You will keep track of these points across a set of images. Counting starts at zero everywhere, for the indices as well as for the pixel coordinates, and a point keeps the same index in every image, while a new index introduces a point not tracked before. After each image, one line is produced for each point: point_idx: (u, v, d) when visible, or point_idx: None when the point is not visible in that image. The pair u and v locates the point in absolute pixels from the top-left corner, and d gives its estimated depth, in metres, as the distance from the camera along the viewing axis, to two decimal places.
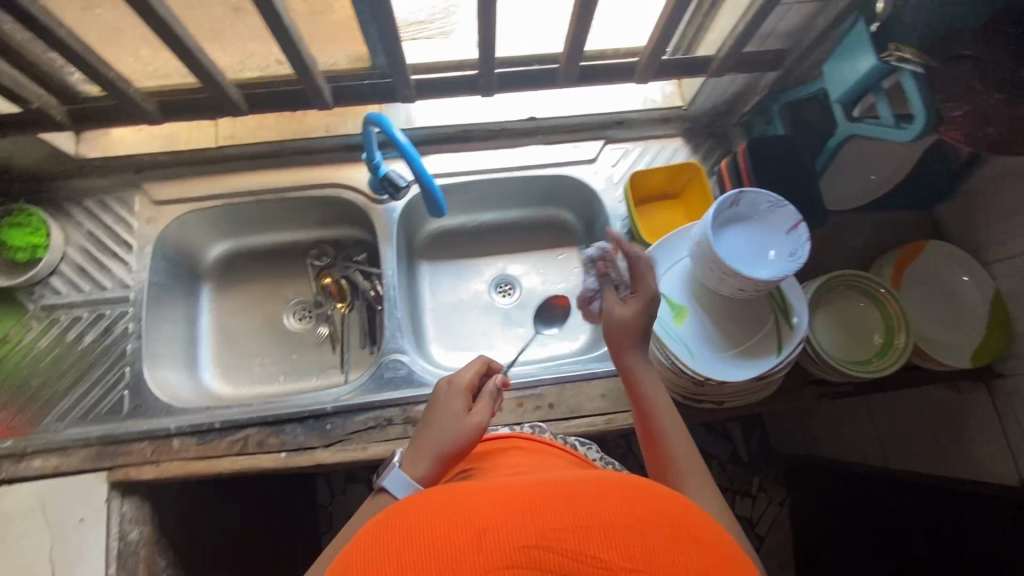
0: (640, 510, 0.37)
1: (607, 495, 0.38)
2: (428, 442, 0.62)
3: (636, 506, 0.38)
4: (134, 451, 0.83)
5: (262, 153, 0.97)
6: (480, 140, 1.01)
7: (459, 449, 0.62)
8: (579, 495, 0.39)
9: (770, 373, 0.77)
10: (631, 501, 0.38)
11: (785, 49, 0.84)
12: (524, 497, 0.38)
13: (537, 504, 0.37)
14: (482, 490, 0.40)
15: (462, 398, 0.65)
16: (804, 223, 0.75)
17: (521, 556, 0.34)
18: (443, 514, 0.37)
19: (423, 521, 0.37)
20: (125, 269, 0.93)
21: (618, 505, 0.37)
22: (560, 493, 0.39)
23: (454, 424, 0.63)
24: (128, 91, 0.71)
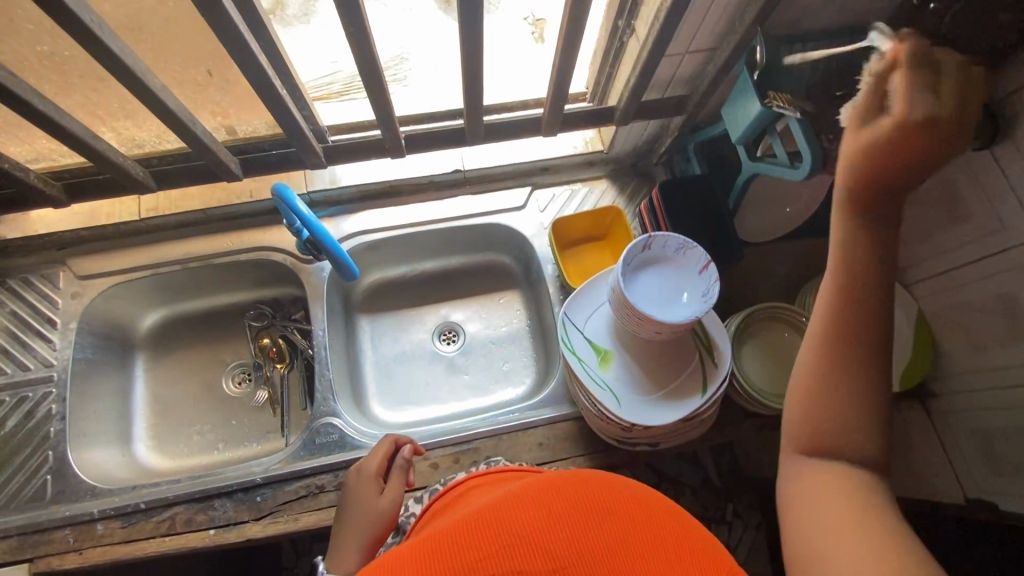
0: (570, 499, 0.39)
1: (529, 500, 0.39)
2: (350, 534, 0.68)
3: (557, 502, 0.39)
4: (56, 539, 0.80)
5: (189, 221, 0.96)
6: (409, 194, 1.02)
7: (379, 532, 0.67)
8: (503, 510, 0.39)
9: (697, 413, 0.77)
10: (553, 499, 0.39)
11: (688, 94, 0.87)
12: (461, 527, 0.38)
13: (472, 532, 0.38)
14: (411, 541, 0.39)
15: (373, 485, 0.72)
16: (713, 264, 0.76)
17: None
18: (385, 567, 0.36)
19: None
20: (49, 347, 0.91)
21: (540, 506, 0.38)
22: (495, 511, 0.39)
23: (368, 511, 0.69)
24: (30, 177, 0.71)
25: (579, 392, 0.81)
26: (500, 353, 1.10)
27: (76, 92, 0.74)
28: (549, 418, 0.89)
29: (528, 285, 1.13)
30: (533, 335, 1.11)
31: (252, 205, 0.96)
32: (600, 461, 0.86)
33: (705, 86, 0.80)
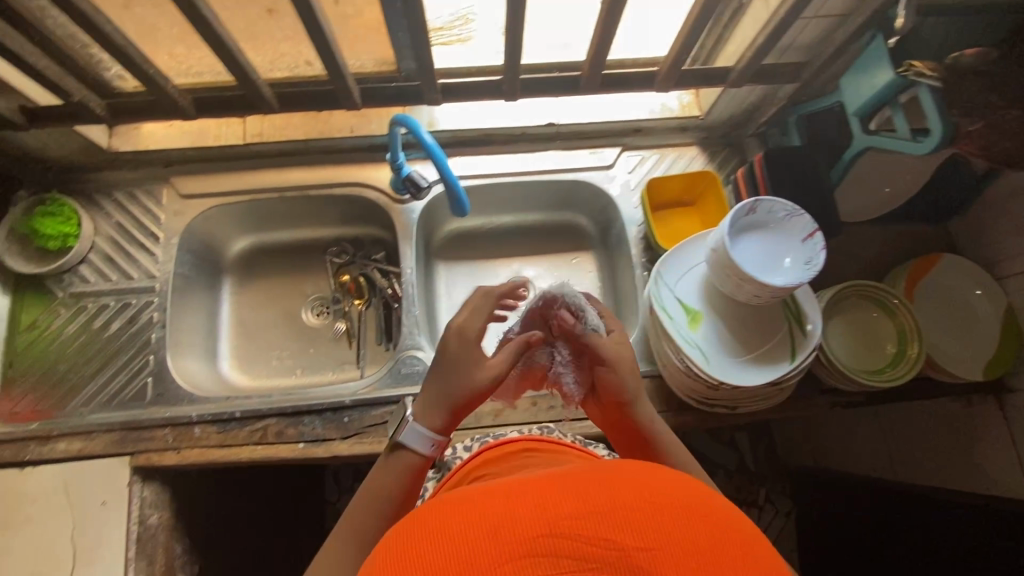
0: (654, 489, 0.37)
1: (616, 482, 0.37)
2: (445, 387, 0.64)
3: (643, 489, 0.37)
4: (156, 437, 0.85)
5: (289, 151, 0.99)
6: (500, 143, 1.03)
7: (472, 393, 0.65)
8: (589, 482, 0.37)
9: (785, 379, 0.78)
10: (638, 484, 0.37)
11: (804, 62, 0.85)
12: (543, 482, 0.38)
13: (552, 487, 0.37)
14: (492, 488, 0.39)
15: (473, 343, 0.66)
16: (820, 231, 0.75)
17: (536, 545, 0.33)
18: (456, 510, 0.36)
19: (436, 512, 0.37)
20: (151, 260, 0.95)
21: (627, 489, 0.36)
22: (569, 480, 0.37)
23: (468, 371, 0.64)
24: (166, 86, 0.73)
25: (666, 349, 0.83)
26: None
27: None
28: None
29: (604, 246, 1.13)
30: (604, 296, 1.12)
31: (351, 140, 0.98)
32: (674, 419, 0.88)
33: (830, 53, 0.79)
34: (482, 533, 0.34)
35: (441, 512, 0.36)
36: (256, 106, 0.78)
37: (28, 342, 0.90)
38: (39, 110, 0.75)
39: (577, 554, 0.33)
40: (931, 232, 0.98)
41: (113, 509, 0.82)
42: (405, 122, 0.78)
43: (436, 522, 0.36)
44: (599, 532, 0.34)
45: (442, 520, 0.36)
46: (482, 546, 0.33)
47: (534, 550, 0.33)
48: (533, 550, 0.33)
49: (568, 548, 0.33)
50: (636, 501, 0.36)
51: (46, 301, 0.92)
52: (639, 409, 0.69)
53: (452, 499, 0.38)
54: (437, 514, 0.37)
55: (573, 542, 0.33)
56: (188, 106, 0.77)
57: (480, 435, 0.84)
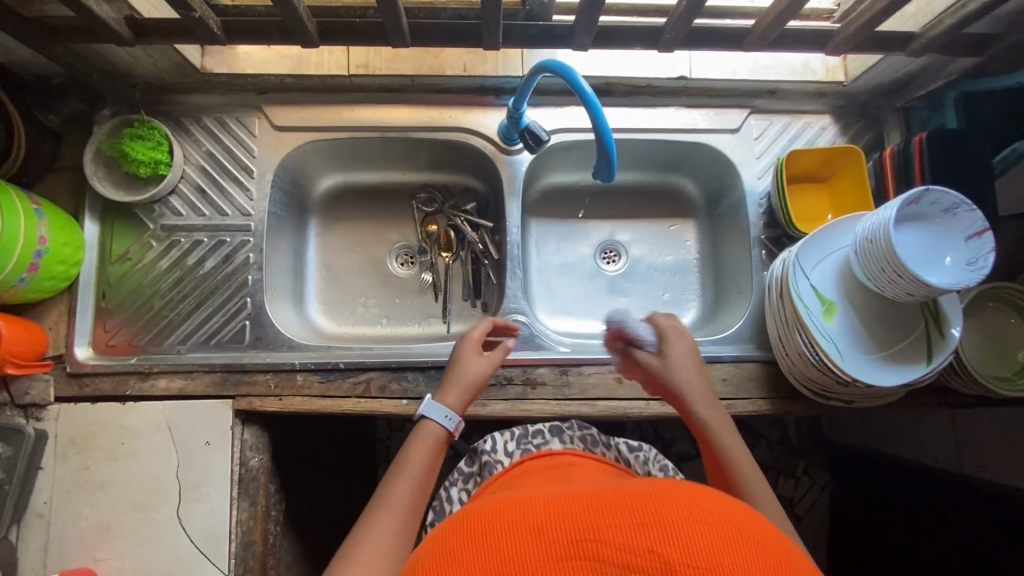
0: (698, 506, 0.36)
1: (656, 497, 0.37)
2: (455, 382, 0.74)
3: (684, 503, 0.36)
4: (258, 382, 0.83)
5: (392, 86, 0.91)
6: (620, 96, 0.94)
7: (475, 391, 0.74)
8: (629, 496, 0.37)
9: (918, 381, 0.75)
10: (679, 500, 0.36)
11: (995, 33, 0.75)
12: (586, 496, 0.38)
13: (596, 500, 0.37)
14: (533, 500, 0.40)
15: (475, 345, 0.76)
16: (992, 231, 0.69)
17: (577, 550, 0.34)
18: (500, 513, 0.38)
19: (478, 518, 0.39)
20: (245, 196, 0.89)
21: (668, 505, 0.36)
22: (608, 494, 0.38)
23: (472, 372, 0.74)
24: (297, 7, 0.64)
25: (793, 337, 0.79)
26: (663, 280, 1.07)
27: None
28: (737, 355, 0.88)
29: (708, 216, 1.07)
30: (701, 269, 1.07)
31: (462, 80, 0.90)
32: (781, 406, 0.86)
33: None
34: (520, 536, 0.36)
35: (487, 515, 0.39)
36: (389, 38, 0.69)
37: (121, 274, 0.87)
38: (147, 22, 0.67)
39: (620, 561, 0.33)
40: None
41: (216, 450, 0.81)
42: (557, 70, 0.71)
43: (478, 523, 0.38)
44: (644, 543, 0.33)
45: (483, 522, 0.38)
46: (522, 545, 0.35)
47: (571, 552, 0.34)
48: (574, 553, 0.34)
49: (608, 555, 0.33)
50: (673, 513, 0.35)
51: (137, 231, 0.87)
52: (690, 407, 0.67)
53: (500, 506, 0.40)
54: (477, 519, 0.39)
55: (615, 552, 0.33)
56: (315, 32, 0.68)
57: (522, 435, 0.85)
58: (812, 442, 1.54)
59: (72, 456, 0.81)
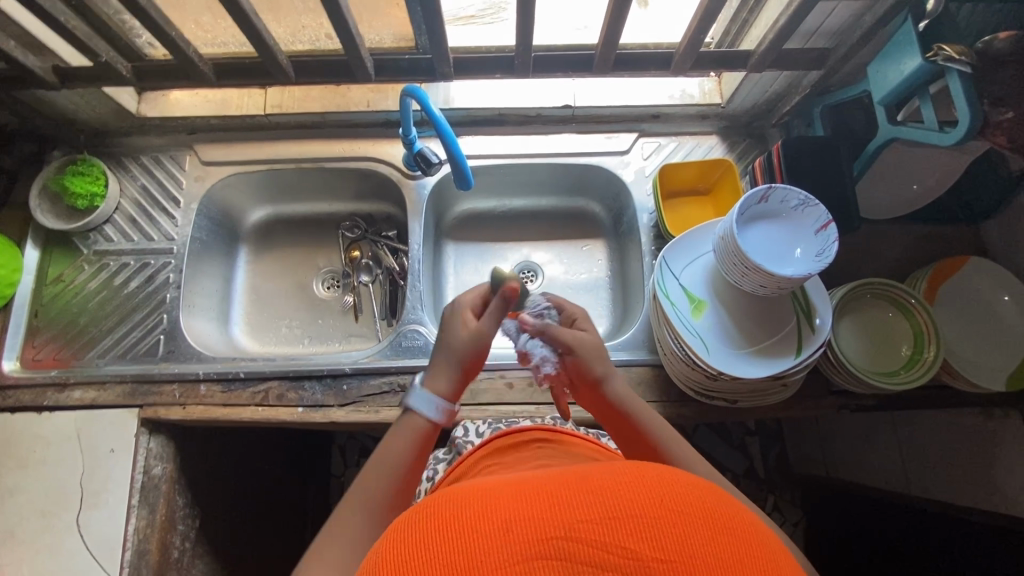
0: (679, 497, 0.38)
1: (632, 484, 0.39)
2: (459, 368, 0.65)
3: (661, 495, 0.38)
4: (165, 392, 0.88)
5: (307, 122, 1.02)
6: (515, 125, 1.03)
7: (472, 359, 0.64)
8: (609, 482, 0.39)
9: (787, 374, 0.76)
10: (656, 490, 0.38)
11: (830, 48, 0.82)
12: (559, 487, 0.39)
13: (574, 492, 0.38)
14: (501, 486, 0.41)
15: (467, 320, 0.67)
16: (834, 223, 0.72)
17: (549, 547, 0.35)
18: (477, 503, 0.39)
19: (444, 509, 0.39)
20: (171, 223, 0.99)
21: (644, 494, 0.38)
22: (584, 482, 0.39)
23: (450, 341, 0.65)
24: (188, 52, 0.76)
25: (666, 335, 0.81)
26: (577, 298, 1.10)
27: None
28: (627, 361, 0.89)
29: (615, 235, 1.11)
30: (613, 286, 1.09)
31: (368, 115, 1.00)
32: (672, 410, 0.86)
33: (856, 38, 0.76)
34: (489, 534, 0.36)
35: (469, 506, 0.38)
36: (274, 74, 0.82)
37: (53, 294, 0.95)
38: (70, 71, 0.80)
39: (588, 557, 0.34)
40: (963, 233, 0.93)
41: (120, 457, 0.85)
42: (414, 94, 0.77)
43: (447, 518, 0.38)
44: (619, 540, 0.35)
45: (450, 521, 0.37)
46: (491, 545, 0.35)
47: (548, 551, 0.35)
48: (546, 553, 0.35)
49: (581, 553, 0.35)
50: (643, 506, 0.37)
51: (72, 256, 0.97)
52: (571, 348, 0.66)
53: (460, 495, 0.40)
54: (437, 518, 0.38)
55: (588, 548, 0.35)
56: (209, 71, 0.80)
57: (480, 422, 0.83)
58: (779, 474, 1.51)
59: None
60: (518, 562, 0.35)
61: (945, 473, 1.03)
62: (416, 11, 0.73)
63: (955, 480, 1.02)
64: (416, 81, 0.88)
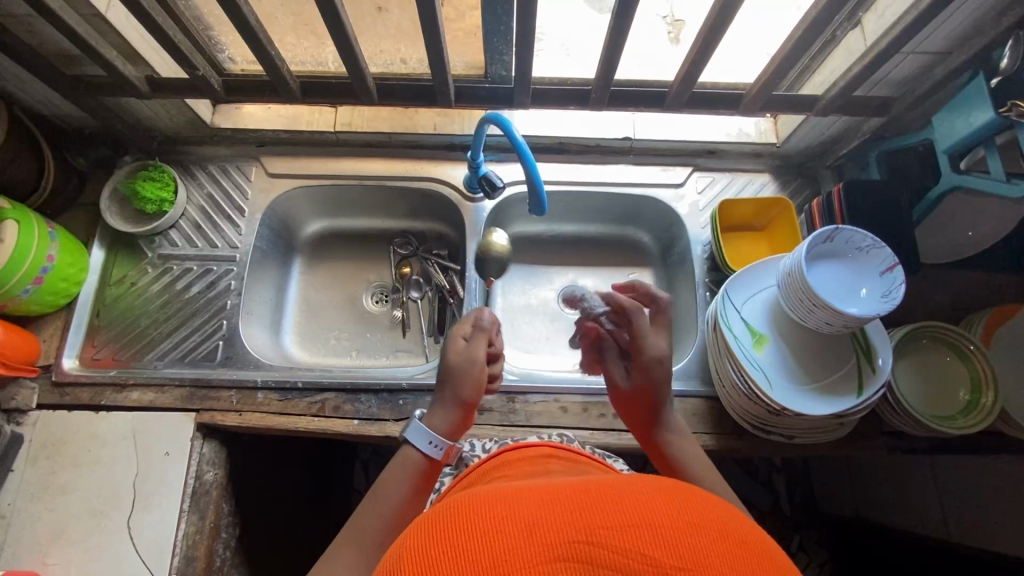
0: (699, 512, 0.36)
1: (654, 496, 0.37)
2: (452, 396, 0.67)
3: (681, 507, 0.36)
4: (221, 398, 0.89)
5: (372, 142, 1.05)
6: (574, 153, 1.05)
7: (456, 386, 0.66)
8: (628, 493, 0.37)
9: (848, 413, 0.76)
10: (675, 502, 0.37)
11: (894, 98, 0.85)
12: (574, 493, 0.37)
13: (591, 499, 0.37)
14: (517, 490, 0.39)
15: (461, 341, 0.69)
16: (901, 266, 0.73)
17: (568, 549, 0.33)
18: (491, 505, 0.37)
19: (460, 509, 0.37)
20: (235, 231, 1.01)
21: (664, 506, 0.36)
22: (602, 490, 0.38)
23: (460, 370, 0.67)
24: (281, 70, 0.80)
25: (726, 367, 0.82)
26: None
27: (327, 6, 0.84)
28: (681, 391, 0.90)
29: (663, 265, 1.13)
30: None
31: (433, 138, 1.03)
32: (725, 443, 0.86)
33: (924, 89, 0.79)
34: (508, 533, 0.34)
35: (481, 507, 0.37)
36: (358, 95, 0.85)
37: (116, 295, 0.97)
38: (163, 82, 0.84)
39: (609, 563, 0.33)
40: (1013, 281, 0.94)
41: (174, 461, 0.86)
42: (494, 120, 0.80)
43: (464, 517, 0.36)
44: (639, 547, 0.33)
45: (472, 522, 0.35)
46: (510, 543, 0.34)
47: (566, 554, 0.33)
48: (564, 555, 0.33)
49: (602, 557, 0.33)
50: (665, 517, 0.35)
51: (136, 259, 0.99)
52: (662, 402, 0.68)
53: (475, 497, 0.38)
54: (454, 519, 0.36)
55: (609, 554, 0.33)
56: (296, 89, 0.83)
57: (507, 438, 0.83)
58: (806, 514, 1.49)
59: (42, 460, 0.85)
60: (539, 564, 0.33)
61: (989, 522, 1.02)
62: (505, 43, 0.77)
63: (1000, 530, 1.01)
64: (489, 108, 0.91)
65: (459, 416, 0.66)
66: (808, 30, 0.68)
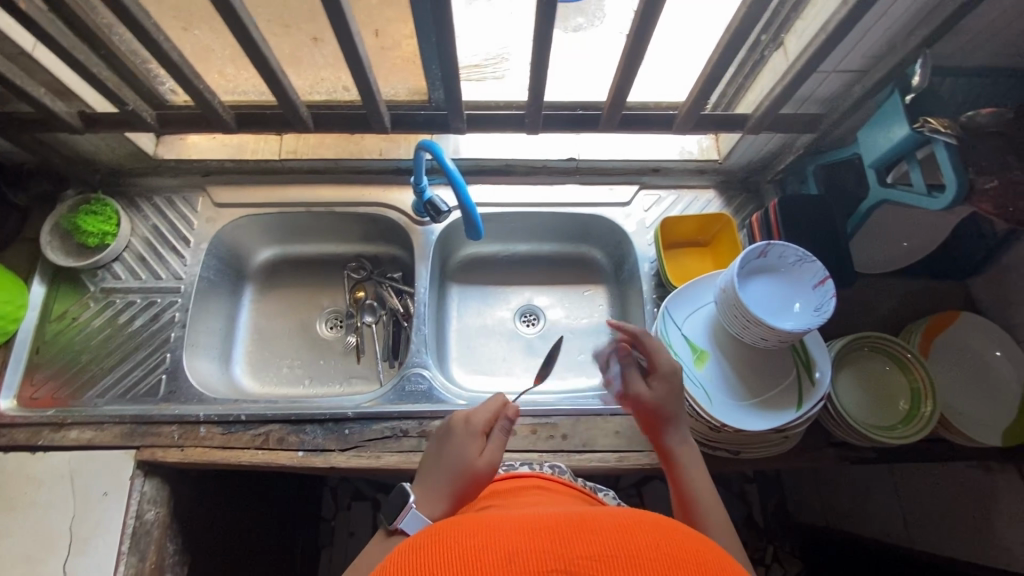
0: (682, 547, 0.36)
1: (634, 529, 0.37)
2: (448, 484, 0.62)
3: (662, 541, 0.36)
4: (163, 433, 0.87)
5: (319, 168, 1.05)
6: (522, 174, 1.06)
7: (469, 485, 0.62)
8: (609, 526, 0.37)
9: (788, 427, 0.77)
10: (656, 535, 0.36)
11: (822, 114, 0.87)
12: (558, 528, 0.37)
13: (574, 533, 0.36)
14: (500, 522, 0.39)
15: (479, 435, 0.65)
16: (831, 279, 0.74)
17: None
18: (474, 536, 0.37)
19: (443, 539, 0.37)
20: (180, 262, 1.00)
21: (646, 540, 0.36)
22: (583, 526, 0.37)
23: (470, 465, 0.62)
24: (212, 102, 0.80)
25: None
26: (578, 343, 1.11)
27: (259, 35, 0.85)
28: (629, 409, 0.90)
29: (616, 282, 1.13)
30: None
31: (379, 163, 1.03)
32: None
33: (846, 106, 0.81)
34: (488, 562, 0.34)
35: (465, 538, 0.36)
36: (293, 124, 0.85)
37: (57, 330, 0.95)
38: (96, 116, 0.83)
39: None
40: (953, 288, 0.96)
41: (113, 501, 0.84)
42: (428, 148, 0.80)
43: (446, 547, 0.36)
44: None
45: (455, 547, 0.35)
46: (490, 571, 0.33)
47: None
48: None
49: None
50: (646, 550, 0.35)
51: (78, 293, 0.98)
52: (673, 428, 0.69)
53: (459, 528, 0.38)
54: (436, 546, 0.36)
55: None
56: (230, 120, 0.83)
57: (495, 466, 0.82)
58: (780, 524, 1.48)
59: None
60: None
61: (947, 527, 1.03)
62: (434, 70, 0.77)
63: (958, 535, 1.01)
64: (429, 133, 0.92)
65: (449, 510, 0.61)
66: (723, 55, 0.70)
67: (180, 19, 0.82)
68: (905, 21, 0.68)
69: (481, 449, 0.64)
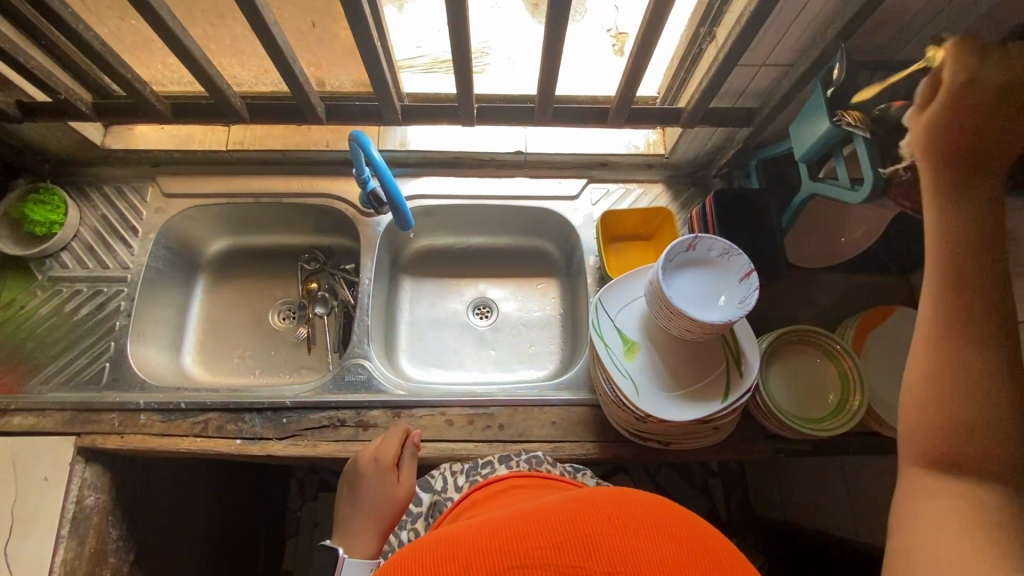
0: (637, 520, 0.36)
1: (588, 510, 0.37)
2: (373, 521, 0.76)
3: (616, 517, 0.36)
4: (103, 421, 0.88)
5: (268, 159, 1.06)
6: (469, 168, 1.07)
7: (391, 515, 0.77)
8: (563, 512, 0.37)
9: (713, 417, 0.78)
10: (610, 513, 0.37)
11: (757, 108, 0.87)
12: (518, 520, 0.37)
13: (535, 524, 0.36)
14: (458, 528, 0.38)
15: (390, 467, 0.79)
16: (755, 272, 0.75)
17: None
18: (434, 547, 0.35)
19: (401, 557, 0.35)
20: (127, 252, 1.01)
21: (601, 519, 0.36)
22: (540, 516, 0.37)
23: (391, 498, 0.77)
24: (144, 92, 0.80)
25: (599, 375, 0.83)
26: (528, 335, 1.11)
27: (197, 24, 0.86)
28: (567, 400, 0.91)
29: (568, 274, 1.14)
30: (564, 324, 1.11)
31: (327, 154, 1.04)
32: (608, 451, 0.87)
33: (776, 100, 0.81)
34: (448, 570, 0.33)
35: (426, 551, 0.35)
36: (228, 114, 0.86)
37: (3, 318, 0.96)
38: (33, 105, 0.84)
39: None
40: (895, 282, 0.96)
41: (52, 486, 0.85)
42: (359, 140, 0.81)
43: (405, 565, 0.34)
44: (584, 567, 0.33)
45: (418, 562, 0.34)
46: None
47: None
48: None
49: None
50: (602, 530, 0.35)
51: (26, 282, 0.99)
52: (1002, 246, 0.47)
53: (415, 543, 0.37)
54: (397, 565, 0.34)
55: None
56: (166, 110, 0.84)
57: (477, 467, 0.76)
58: (744, 518, 1.49)
59: None
60: None
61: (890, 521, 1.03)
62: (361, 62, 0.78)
63: None
64: (369, 125, 0.93)
65: (379, 542, 0.75)
66: (642, 49, 0.71)
67: (116, 8, 0.82)
68: (821, 15, 0.68)
69: (395, 480, 0.78)
